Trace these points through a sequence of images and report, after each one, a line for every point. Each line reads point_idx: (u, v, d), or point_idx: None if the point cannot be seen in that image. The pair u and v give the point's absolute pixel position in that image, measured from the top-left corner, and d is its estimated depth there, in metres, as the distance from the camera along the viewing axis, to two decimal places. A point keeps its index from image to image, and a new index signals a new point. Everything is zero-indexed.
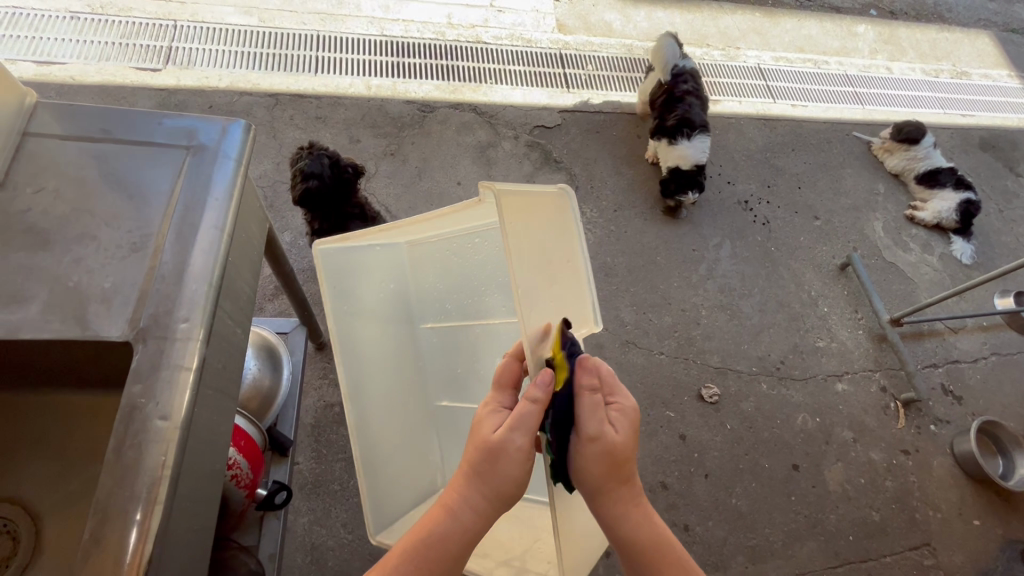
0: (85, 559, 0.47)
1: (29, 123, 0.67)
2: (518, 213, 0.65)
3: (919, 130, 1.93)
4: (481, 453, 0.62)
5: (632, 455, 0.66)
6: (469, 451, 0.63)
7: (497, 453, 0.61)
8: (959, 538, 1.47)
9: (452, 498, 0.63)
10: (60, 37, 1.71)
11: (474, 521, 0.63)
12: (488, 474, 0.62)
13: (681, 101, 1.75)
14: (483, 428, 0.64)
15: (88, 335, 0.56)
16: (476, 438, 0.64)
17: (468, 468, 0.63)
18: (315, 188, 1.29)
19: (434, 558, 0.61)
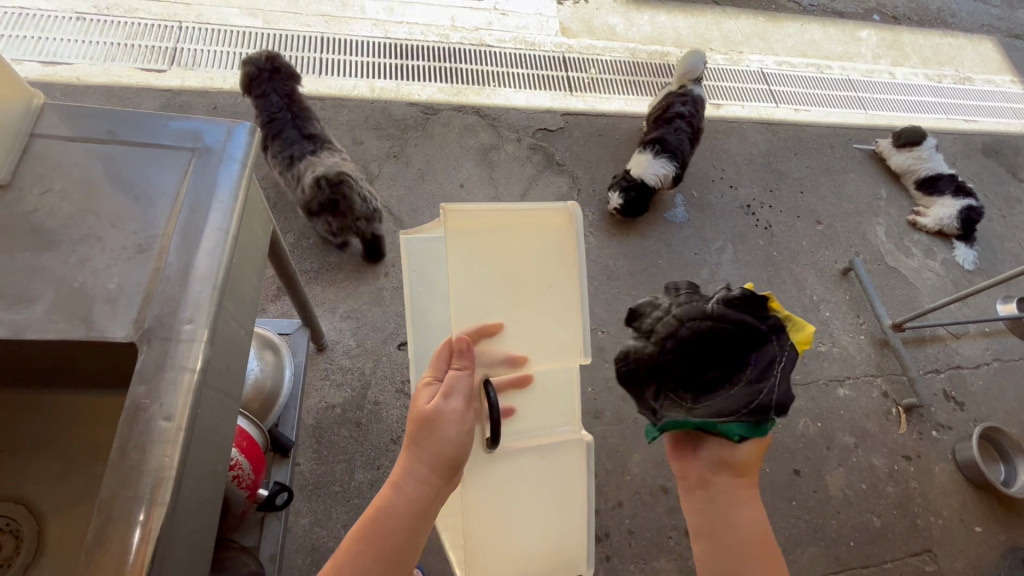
0: (88, 559, 0.47)
1: (36, 124, 0.67)
2: (489, 228, 0.67)
3: (918, 133, 1.96)
4: (417, 424, 0.65)
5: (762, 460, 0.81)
6: (408, 425, 0.66)
7: (431, 420, 0.64)
8: (960, 544, 1.46)
9: (396, 471, 0.66)
10: (66, 37, 1.72)
11: (418, 489, 0.64)
12: (424, 443, 0.64)
13: (665, 122, 1.78)
14: (415, 402, 0.66)
15: (94, 335, 0.56)
16: (411, 411, 0.66)
17: (407, 438, 0.66)
18: (252, 72, 1.51)
19: (386, 531, 0.63)
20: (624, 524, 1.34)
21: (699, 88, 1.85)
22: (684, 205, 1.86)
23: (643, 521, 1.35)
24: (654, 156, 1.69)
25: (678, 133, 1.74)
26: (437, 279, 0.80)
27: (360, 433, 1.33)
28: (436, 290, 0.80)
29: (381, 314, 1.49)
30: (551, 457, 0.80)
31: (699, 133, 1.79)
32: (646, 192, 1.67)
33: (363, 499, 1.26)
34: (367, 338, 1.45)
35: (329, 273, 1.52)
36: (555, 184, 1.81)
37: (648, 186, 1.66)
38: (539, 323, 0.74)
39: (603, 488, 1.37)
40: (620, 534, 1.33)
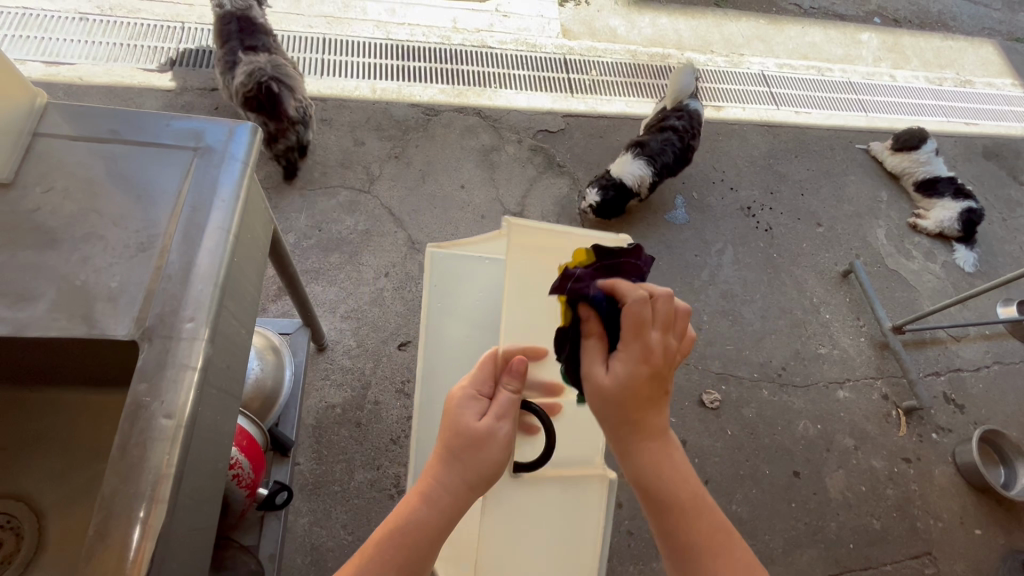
0: (89, 556, 0.47)
1: (39, 124, 0.67)
2: (549, 249, 0.71)
3: (919, 136, 1.95)
4: (466, 438, 0.61)
5: (621, 409, 0.64)
6: (450, 434, 0.62)
7: (483, 439, 0.61)
8: (960, 547, 1.46)
9: (429, 483, 0.61)
10: (69, 37, 1.72)
11: (451, 504, 0.61)
12: (472, 461, 0.61)
13: (658, 131, 1.77)
14: (462, 415, 0.62)
15: (95, 333, 0.56)
16: (456, 424, 0.62)
17: (447, 451, 0.61)
18: None
19: (412, 545, 0.59)
20: (623, 525, 1.34)
21: (699, 104, 1.82)
22: (685, 206, 1.86)
23: (642, 521, 1.35)
24: (636, 160, 1.69)
25: (666, 140, 1.73)
26: (457, 299, 0.91)
27: (360, 433, 1.33)
28: (455, 309, 0.91)
29: (381, 314, 1.49)
30: (573, 490, 0.84)
31: (692, 146, 1.76)
32: (622, 194, 1.66)
33: (362, 499, 1.26)
34: (367, 338, 1.45)
35: (329, 273, 1.52)
36: (555, 185, 1.81)
37: (626, 187, 1.66)
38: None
39: None
40: (619, 534, 1.33)
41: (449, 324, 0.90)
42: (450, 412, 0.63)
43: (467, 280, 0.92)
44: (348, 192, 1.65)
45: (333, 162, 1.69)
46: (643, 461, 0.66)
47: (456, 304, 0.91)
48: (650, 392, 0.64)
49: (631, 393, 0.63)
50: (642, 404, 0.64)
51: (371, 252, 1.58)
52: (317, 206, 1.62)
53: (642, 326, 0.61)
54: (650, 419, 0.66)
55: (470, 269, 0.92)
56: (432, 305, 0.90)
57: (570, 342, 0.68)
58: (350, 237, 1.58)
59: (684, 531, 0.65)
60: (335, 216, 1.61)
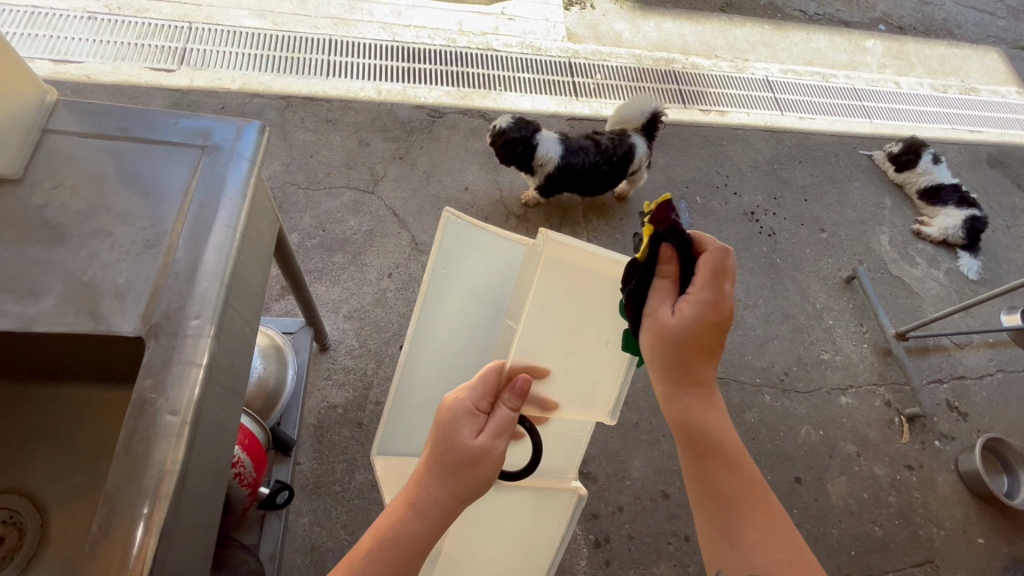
0: (93, 552, 0.48)
1: (49, 120, 0.68)
2: (579, 265, 0.68)
3: (914, 150, 1.96)
4: (459, 454, 0.61)
5: (681, 345, 0.66)
6: (440, 447, 0.61)
7: (479, 456, 0.61)
8: (962, 556, 1.46)
9: (417, 495, 0.61)
10: (78, 36, 1.73)
11: (440, 510, 0.61)
12: (465, 476, 0.61)
13: (588, 139, 1.65)
14: (459, 429, 0.62)
15: (101, 329, 0.56)
16: (453, 437, 0.61)
17: (440, 463, 0.61)
18: None
19: (405, 554, 0.60)
20: (623, 529, 1.33)
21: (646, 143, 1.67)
22: (688, 210, 1.86)
23: (643, 525, 1.35)
24: (553, 137, 1.60)
25: (592, 148, 1.62)
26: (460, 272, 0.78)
27: (362, 434, 1.33)
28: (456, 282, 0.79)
29: (384, 315, 1.49)
30: (543, 500, 0.86)
31: (608, 173, 1.64)
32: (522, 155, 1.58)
33: (362, 499, 1.26)
34: (370, 339, 1.45)
35: (333, 273, 1.53)
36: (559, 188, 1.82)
37: (528, 147, 1.56)
38: (579, 365, 0.78)
39: (604, 493, 1.36)
40: (619, 538, 1.32)
41: (447, 294, 0.79)
42: (444, 423, 0.62)
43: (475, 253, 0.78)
44: (352, 193, 1.66)
45: (337, 163, 1.69)
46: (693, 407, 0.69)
47: (460, 276, 0.78)
48: (711, 338, 0.67)
49: (694, 333, 0.65)
50: (702, 351, 0.67)
51: (375, 253, 1.58)
52: (321, 207, 1.62)
53: (722, 275, 0.67)
54: (703, 369, 0.69)
55: (483, 241, 0.77)
56: (436, 275, 0.77)
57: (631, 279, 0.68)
58: (354, 238, 1.59)
59: (724, 478, 0.69)
60: (338, 217, 1.61)
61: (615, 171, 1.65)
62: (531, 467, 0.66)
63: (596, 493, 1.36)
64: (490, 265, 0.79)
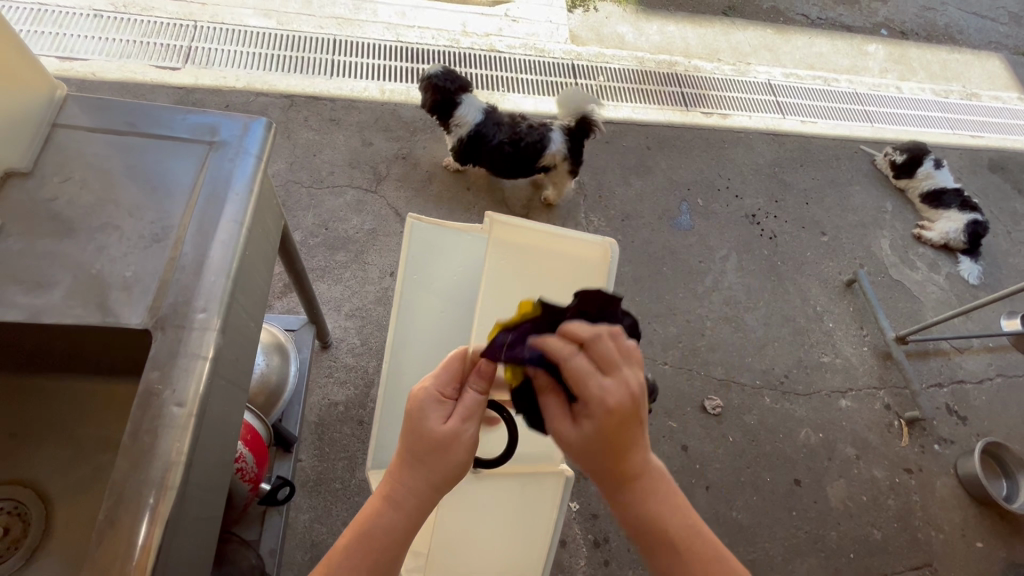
0: (99, 541, 0.48)
1: (58, 114, 0.68)
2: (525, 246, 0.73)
3: (913, 159, 1.97)
4: (426, 444, 0.58)
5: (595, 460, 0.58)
6: (408, 441, 0.58)
7: (449, 442, 0.58)
8: (961, 559, 1.46)
9: (392, 487, 0.59)
10: (83, 34, 1.74)
11: (412, 499, 0.59)
12: (434, 464, 0.58)
13: (515, 120, 1.62)
14: (425, 417, 0.58)
15: (109, 321, 0.57)
16: (419, 429, 0.58)
17: (410, 454, 0.58)
18: None
19: (378, 551, 0.58)
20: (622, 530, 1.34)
21: (566, 140, 1.61)
22: (689, 212, 1.87)
23: None
24: (481, 105, 1.62)
25: (509, 126, 1.60)
26: (431, 274, 0.84)
27: (362, 431, 1.34)
28: (428, 283, 0.84)
29: (386, 313, 1.50)
30: (530, 485, 0.87)
31: (508, 154, 1.60)
32: (443, 107, 1.61)
33: (362, 497, 1.26)
34: (371, 337, 1.46)
35: (335, 271, 1.53)
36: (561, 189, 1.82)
37: (451, 101, 1.59)
38: None
39: None
40: (618, 538, 1.33)
41: (422, 295, 0.84)
42: (411, 414, 0.59)
43: (443, 254, 0.85)
44: (355, 191, 1.66)
45: (340, 162, 1.70)
46: (638, 505, 0.61)
47: (432, 276, 0.84)
48: (618, 442, 0.56)
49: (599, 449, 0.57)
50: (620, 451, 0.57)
51: (378, 252, 1.59)
52: (324, 205, 1.62)
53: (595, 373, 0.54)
54: (637, 463, 0.59)
55: (449, 242, 0.84)
56: (410, 276, 0.83)
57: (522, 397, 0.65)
58: (357, 237, 1.59)
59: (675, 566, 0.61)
60: (342, 216, 1.62)
61: (519, 158, 1.61)
62: (507, 453, 0.67)
63: (596, 493, 1.36)
64: (457, 265, 0.85)
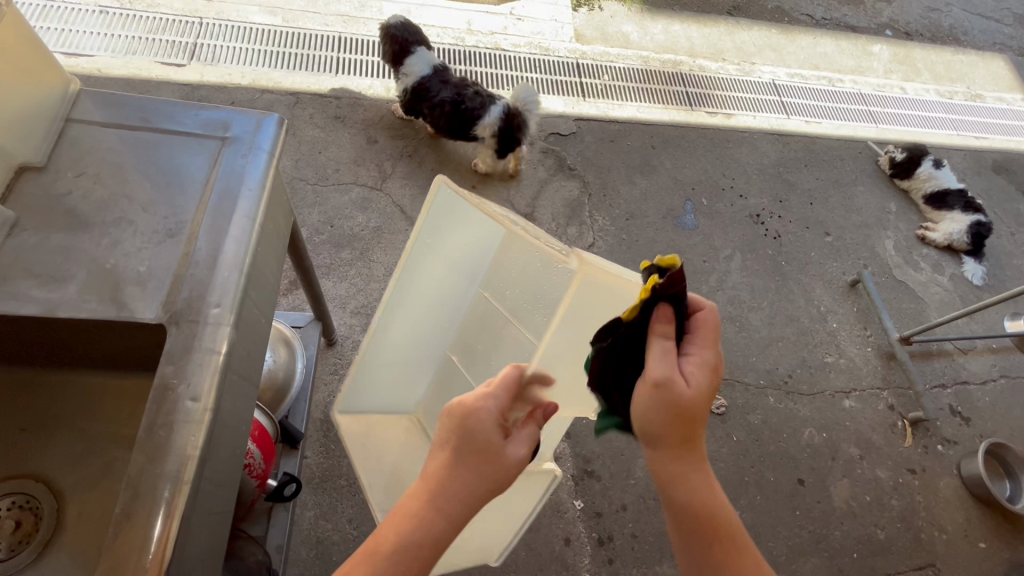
0: (115, 534, 0.48)
1: (72, 109, 0.69)
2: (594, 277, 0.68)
3: (910, 159, 1.99)
4: (490, 463, 0.58)
5: (686, 421, 0.62)
6: (467, 456, 0.58)
7: (507, 462, 0.59)
8: (964, 560, 1.46)
9: (445, 504, 0.58)
10: (89, 31, 1.74)
11: (459, 516, 0.58)
12: (490, 479, 0.58)
13: (466, 83, 1.68)
14: (494, 438, 0.59)
15: (123, 316, 0.57)
16: (484, 449, 0.58)
17: (469, 471, 0.58)
18: None
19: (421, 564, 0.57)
20: (626, 528, 1.34)
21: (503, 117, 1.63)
22: (694, 212, 1.87)
23: (646, 525, 1.35)
24: (436, 62, 1.69)
25: (457, 86, 1.66)
26: (444, 241, 0.79)
27: None
28: (439, 249, 0.79)
29: None
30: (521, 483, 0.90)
31: (447, 108, 1.63)
32: (399, 54, 1.69)
33: None
34: None
35: (340, 269, 1.53)
36: (566, 187, 1.82)
37: (407, 51, 1.68)
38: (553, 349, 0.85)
39: (608, 491, 1.37)
40: (622, 537, 1.33)
41: (429, 263, 0.80)
42: (474, 432, 0.58)
43: (460, 221, 0.78)
44: (360, 189, 1.66)
45: (345, 159, 1.70)
46: (699, 489, 0.65)
47: (444, 244, 0.79)
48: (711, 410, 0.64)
49: (697, 411, 0.62)
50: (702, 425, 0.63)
51: (383, 249, 1.59)
52: (329, 202, 1.62)
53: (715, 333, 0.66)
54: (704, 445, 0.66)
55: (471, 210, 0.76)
56: (421, 246, 0.77)
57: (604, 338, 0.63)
58: (361, 234, 1.59)
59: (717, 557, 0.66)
60: (347, 213, 1.62)
61: (454, 117, 1.64)
62: None
63: (600, 492, 1.36)
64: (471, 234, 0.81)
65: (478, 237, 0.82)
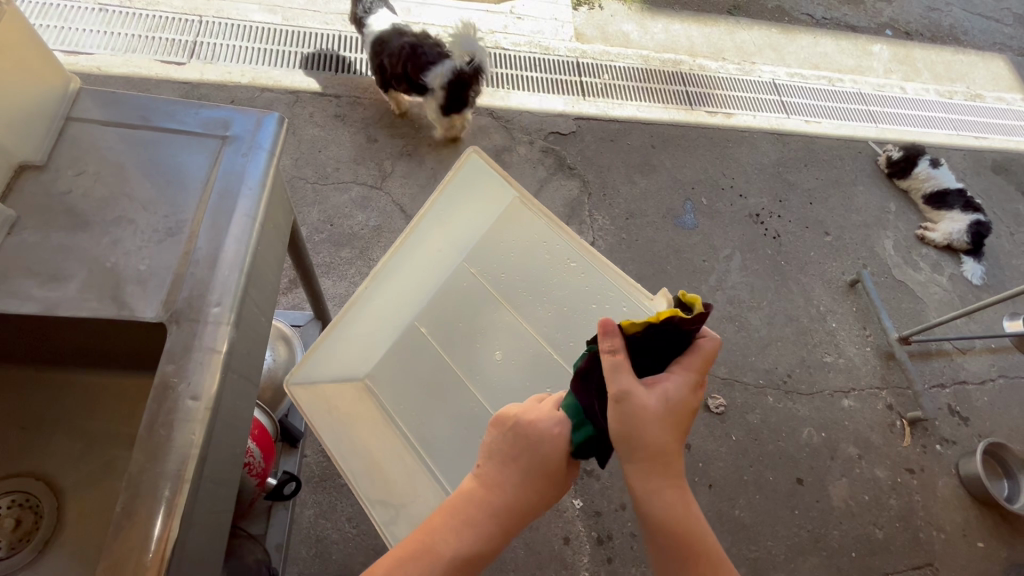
0: (115, 533, 0.48)
1: (72, 108, 0.69)
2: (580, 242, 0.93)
3: (908, 159, 2.00)
4: (546, 481, 0.64)
5: (659, 434, 0.64)
6: (527, 473, 0.64)
7: (557, 482, 0.66)
8: (962, 559, 1.46)
9: (510, 516, 0.63)
10: (88, 28, 1.74)
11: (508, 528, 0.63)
12: (542, 497, 0.65)
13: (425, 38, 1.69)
14: (558, 460, 0.64)
15: (124, 314, 0.57)
16: (546, 468, 0.64)
17: (528, 487, 0.63)
18: None
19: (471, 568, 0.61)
20: (626, 527, 1.34)
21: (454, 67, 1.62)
22: (693, 211, 1.87)
23: None
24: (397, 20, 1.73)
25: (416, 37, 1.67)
26: (454, 210, 0.98)
27: None
28: (444, 219, 0.98)
29: None
30: None
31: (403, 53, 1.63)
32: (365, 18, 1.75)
33: None
34: None
35: (340, 268, 1.54)
36: (566, 186, 1.82)
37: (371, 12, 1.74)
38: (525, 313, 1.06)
39: (607, 490, 1.37)
40: (621, 536, 1.33)
41: (434, 229, 0.98)
42: (540, 452, 0.64)
43: (469, 194, 0.98)
44: (360, 188, 1.66)
45: (345, 158, 1.70)
46: (672, 502, 0.64)
47: (451, 215, 0.98)
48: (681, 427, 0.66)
49: (664, 425, 0.65)
50: (675, 441, 0.66)
51: (383, 248, 1.59)
52: (329, 201, 1.62)
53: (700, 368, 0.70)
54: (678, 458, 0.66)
55: (484, 182, 0.98)
56: (435, 209, 0.94)
57: (599, 398, 0.68)
58: (361, 233, 1.60)
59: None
60: (347, 212, 1.62)
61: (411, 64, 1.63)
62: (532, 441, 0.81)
63: (599, 491, 1.36)
64: (477, 211, 1.03)
65: (476, 213, 1.03)
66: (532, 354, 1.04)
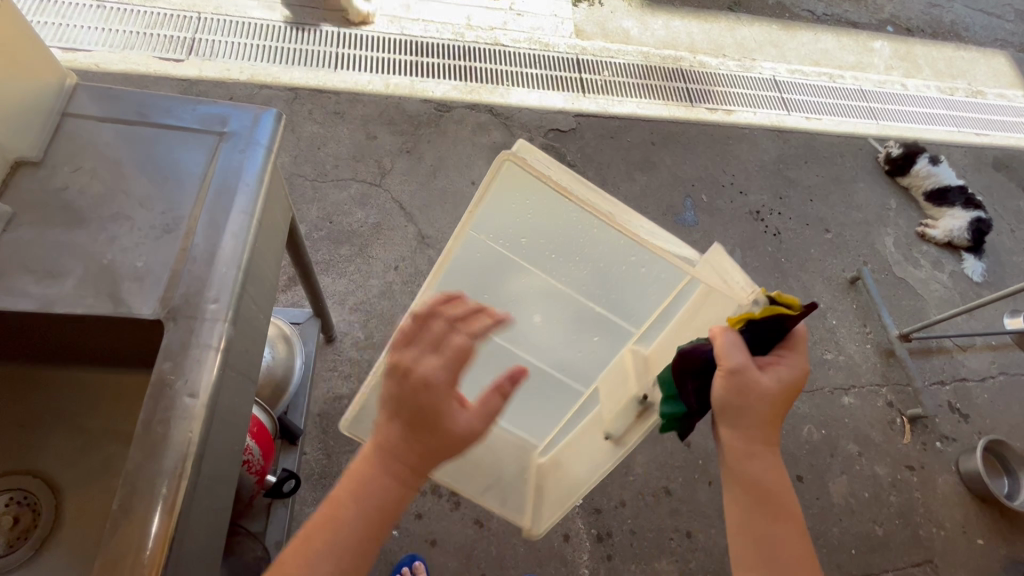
0: (113, 531, 0.48)
1: (68, 104, 0.68)
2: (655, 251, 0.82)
3: (908, 156, 2.00)
4: (428, 427, 0.61)
5: (760, 406, 0.69)
6: (406, 420, 0.61)
7: (449, 430, 0.62)
8: (961, 556, 1.47)
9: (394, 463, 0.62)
10: (87, 24, 1.73)
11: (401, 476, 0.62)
12: (424, 443, 0.62)
13: None
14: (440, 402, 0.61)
15: (121, 312, 0.57)
16: (428, 413, 0.61)
17: (409, 432, 0.62)
18: None
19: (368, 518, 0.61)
20: (625, 524, 1.34)
21: None
22: (693, 208, 1.87)
23: (644, 521, 1.35)
24: None
25: None
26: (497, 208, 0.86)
27: None
28: (488, 214, 0.87)
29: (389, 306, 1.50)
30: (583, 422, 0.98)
31: None
32: None
33: None
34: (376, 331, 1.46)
35: (339, 265, 1.54)
36: None
37: None
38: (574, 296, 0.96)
39: (607, 487, 1.37)
40: (621, 533, 1.33)
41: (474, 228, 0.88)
42: (418, 398, 0.60)
43: (514, 194, 0.84)
44: (359, 185, 1.66)
45: (345, 155, 1.70)
46: (765, 469, 0.70)
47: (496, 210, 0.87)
48: (785, 405, 0.71)
49: (768, 401, 0.70)
50: (774, 415, 0.71)
51: (382, 245, 1.59)
52: (328, 198, 1.62)
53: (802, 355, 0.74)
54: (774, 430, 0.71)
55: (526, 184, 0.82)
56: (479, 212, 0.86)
57: (692, 377, 0.73)
58: (360, 230, 1.59)
59: (781, 539, 0.68)
60: (346, 209, 1.62)
61: None
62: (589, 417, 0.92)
63: (599, 488, 1.36)
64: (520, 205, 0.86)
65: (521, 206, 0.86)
66: (575, 312, 0.98)
